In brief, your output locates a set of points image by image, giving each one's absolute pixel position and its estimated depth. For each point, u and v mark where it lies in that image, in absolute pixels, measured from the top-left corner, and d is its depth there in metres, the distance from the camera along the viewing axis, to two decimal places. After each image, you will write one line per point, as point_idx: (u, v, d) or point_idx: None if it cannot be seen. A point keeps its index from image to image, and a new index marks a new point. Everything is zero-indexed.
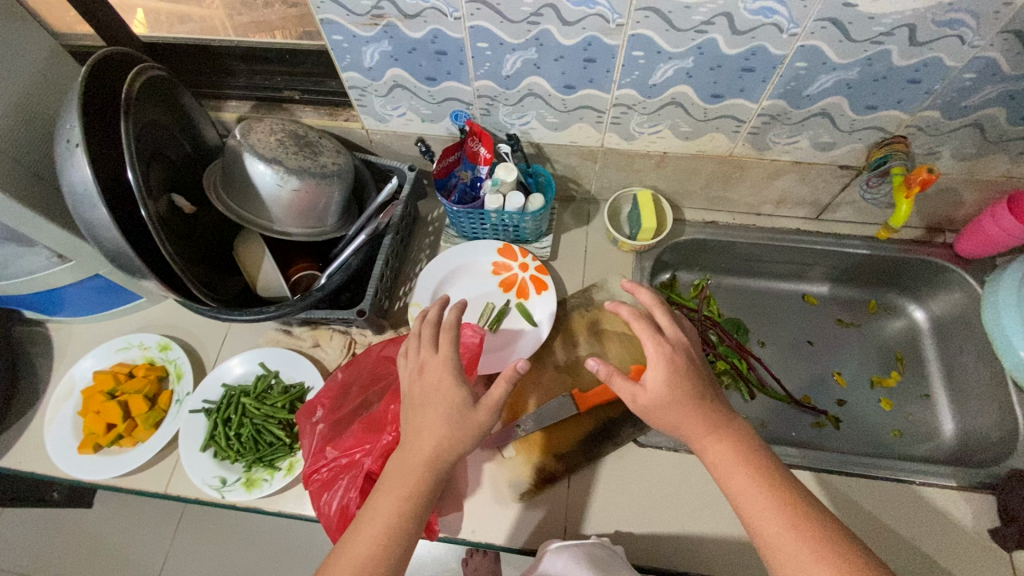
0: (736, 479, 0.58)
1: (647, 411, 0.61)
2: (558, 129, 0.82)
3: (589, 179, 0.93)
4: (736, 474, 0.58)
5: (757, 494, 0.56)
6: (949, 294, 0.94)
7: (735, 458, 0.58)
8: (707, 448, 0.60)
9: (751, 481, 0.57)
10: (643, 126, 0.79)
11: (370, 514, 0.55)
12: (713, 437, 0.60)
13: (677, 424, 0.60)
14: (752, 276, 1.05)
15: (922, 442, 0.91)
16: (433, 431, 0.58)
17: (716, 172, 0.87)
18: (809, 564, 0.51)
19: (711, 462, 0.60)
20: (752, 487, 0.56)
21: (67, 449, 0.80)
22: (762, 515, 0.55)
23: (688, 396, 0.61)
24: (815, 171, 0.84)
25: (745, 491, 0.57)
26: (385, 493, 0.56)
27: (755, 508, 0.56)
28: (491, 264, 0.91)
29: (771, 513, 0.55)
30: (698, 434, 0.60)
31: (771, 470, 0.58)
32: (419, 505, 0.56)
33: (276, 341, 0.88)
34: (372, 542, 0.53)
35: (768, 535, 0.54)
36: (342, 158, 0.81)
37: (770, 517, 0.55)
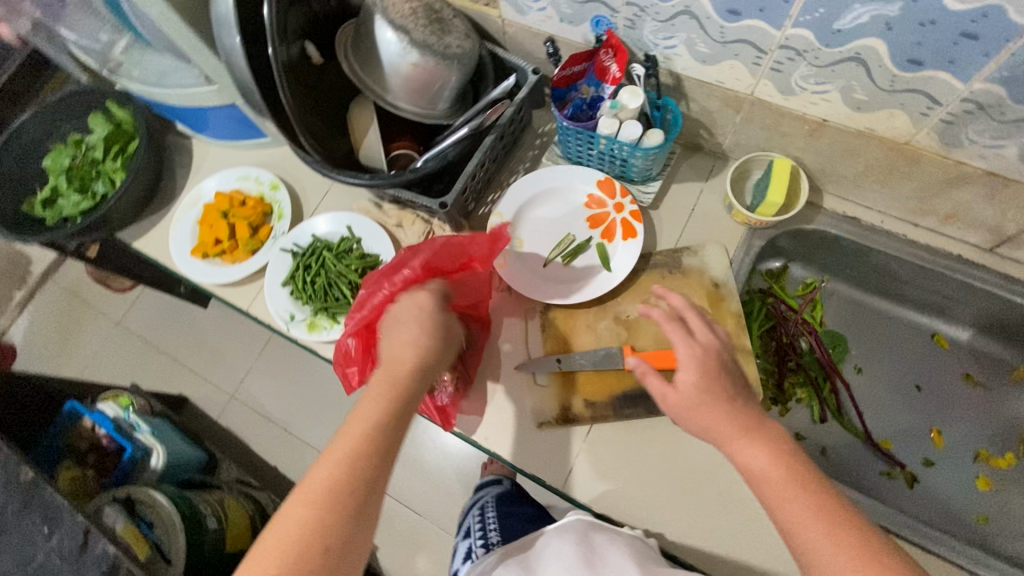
0: (777, 487, 0.51)
1: (676, 412, 0.60)
2: (706, 62, 0.72)
3: (724, 130, 0.82)
4: (775, 479, 0.52)
5: (793, 501, 0.49)
6: None
7: (771, 460, 0.52)
8: (740, 453, 0.55)
9: (790, 488, 0.50)
10: (808, 82, 0.67)
11: (359, 415, 0.57)
12: (745, 438, 0.55)
13: (706, 426, 0.58)
14: (878, 294, 0.90)
15: (1010, 538, 0.77)
16: (413, 345, 0.64)
17: (879, 159, 0.73)
18: None
19: (745, 469, 0.54)
20: (796, 497, 0.50)
21: (183, 249, 0.93)
22: (804, 526, 0.48)
23: (720, 399, 0.58)
24: (1011, 191, 0.67)
25: (787, 500, 0.50)
26: (374, 396, 0.59)
27: (795, 517, 0.49)
28: (586, 195, 0.86)
29: (812, 526, 0.48)
30: (728, 435, 0.56)
31: (817, 478, 0.51)
32: (402, 406, 0.58)
33: (366, 210, 0.92)
34: (360, 441, 0.54)
35: (813, 551, 0.47)
36: (469, 43, 0.78)
37: (811, 527, 0.47)
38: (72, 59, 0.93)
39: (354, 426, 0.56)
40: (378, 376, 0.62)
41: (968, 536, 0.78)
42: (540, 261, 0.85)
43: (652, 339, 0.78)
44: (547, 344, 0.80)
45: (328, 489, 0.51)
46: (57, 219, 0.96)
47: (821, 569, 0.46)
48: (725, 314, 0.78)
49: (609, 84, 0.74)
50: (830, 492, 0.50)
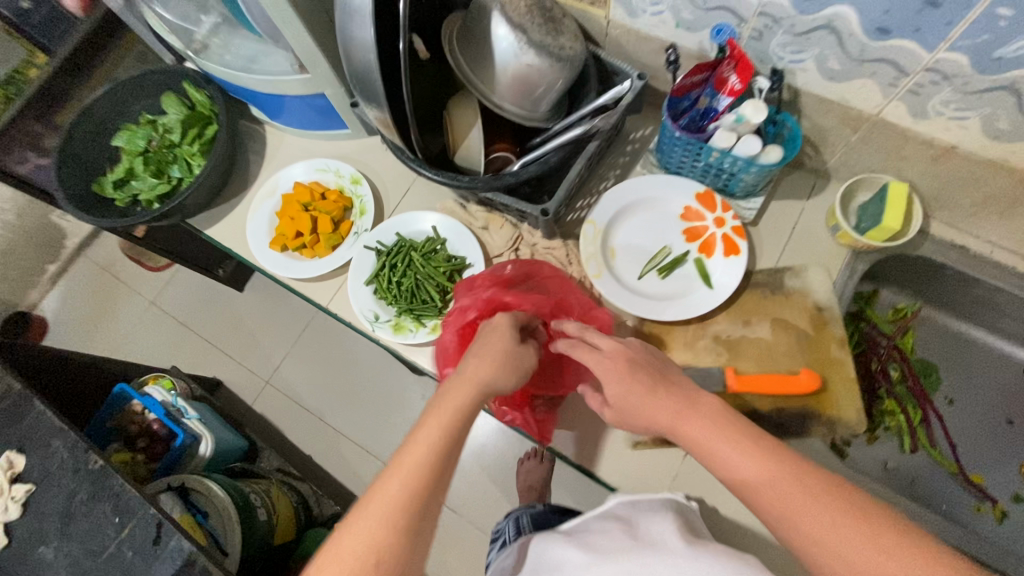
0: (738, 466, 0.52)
1: (625, 421, 0.62)
2: (833, 79, 0.69)
3: (834, 149, 0.79)
4: (743, 459, 0.52)
5: (783, 482, 0.50)
6: None
7: (747, 453, 0.52)
8: (701, 440, 0.55)
9: (750, 461, 0.52)
10: (947, 108, 0.64)
11: (421, 426, 0.55)
12: (716, 430, 0.55)
13: (691, 435, 0.56)
14: (976, 325, 0.86)
15: None
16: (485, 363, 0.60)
17: (1005, 189, 0.70)
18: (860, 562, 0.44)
19: (699, 451, 0.56)
20: (744, 464, 0.52)
21: (261, 240, 0.90)
22: (788, 506, 0.49)
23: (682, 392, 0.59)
24: None
25: (759, 480, 0.51)
26: (438, 407, 0.56)
27: (775, 502, 0.50)
28: (682, 207, 0.84)
29: (767, 490, 0.50)
30: (692, 427, 0.56)
31: (758, 444, 0.53)
32: (463, 421, 0.55)
33: (451, 210, 0.90)
34: (425, 456, 0.52)
35: (815, 532, 0.47)
36: (580, 45, 0.75)
37: (808, 512, 0.48)
38: (153, 38, 0.89)
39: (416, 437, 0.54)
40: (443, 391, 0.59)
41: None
42: (635, 274, 0.83)
43: (753, 361, 0.76)
44: None
45: (391, 505, 0.49)
46: (126, 201, 0.94)
47: (821, 548, 0.46)
48: (829, 339, 0.77)
49: (726, 96, 0.71)
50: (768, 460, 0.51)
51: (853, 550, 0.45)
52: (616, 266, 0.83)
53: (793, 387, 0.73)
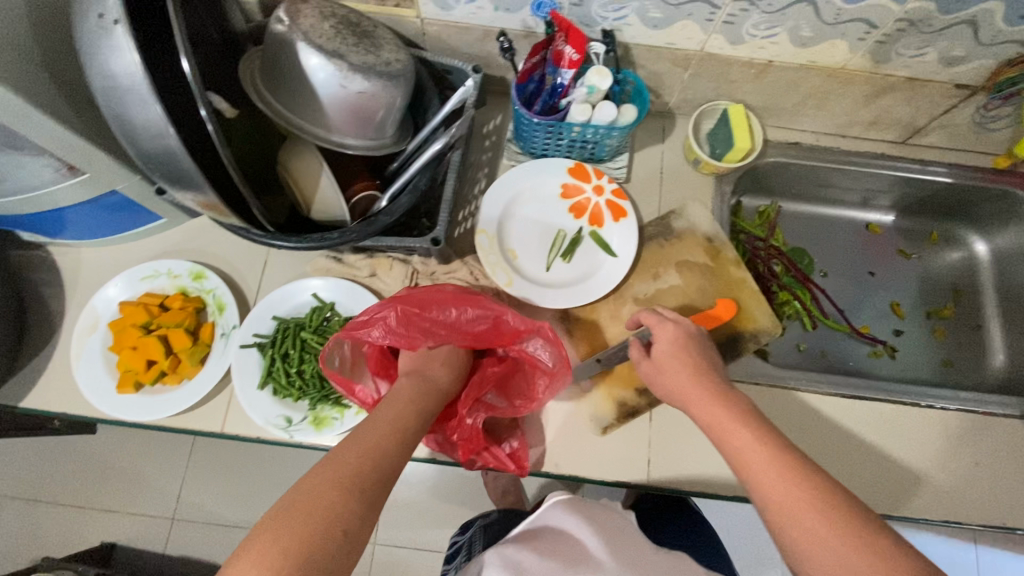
0: (758, 472, 0.53)
1: (651, 375, 0.68)
2: (657, 27, 0.71)
3: (672, 89, 0.83)
4: (765, 467, 0.53)
5: (757, 449, 0.55)
6: (1020, 228, 0.92)
7: (773, 463, 0.53)
8: (729, 438, 0.58)
9: (752, 437, 0.56)
10: (759, 29, 0.69)
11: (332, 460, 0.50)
12: (744, 433, 0.57)
13: (723, 430, 0.59)
14: (818, 203, 0.99)
15: (972, 370, 0.93)
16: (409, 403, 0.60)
17: (817, 87, 0.79)
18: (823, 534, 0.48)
19: (730, 453, 0.57)
20: (770, 477, 0.52)
21: (104, 388, 0.72)
22: (779, 490, 0.51)
23: (711, 391, 0.62)
24: (926, 90, 0.77)
25: (772, 491, 0.52)
26: (354, 442, 0.53)
27: (784, 517, 0.50)
28: (560, 186, 0.83)
29: (795, 513, 0.50)
30: (729, 425, 0.59)
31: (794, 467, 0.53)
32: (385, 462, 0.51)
33: (326, 269, 0.79)
34: (335, 486, 0.47)
35: (784, 503, 0.51)
36: (405, 53, 0.68)
37: (772, 474, 0.52)
38: None
39: (334, 460, 0.50)
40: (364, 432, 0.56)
41: (943, 380, 0.92)
42: (541, 267, 0.80)
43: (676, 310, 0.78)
44: (579, 347, 0.78)
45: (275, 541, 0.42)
46: None
47: (778, 511, 0.51)
48: (726, 264, 0.82)
49: (567, 69, 0.69)
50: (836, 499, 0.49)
51: (843, 566, 0.46)
52: (520, 265, 0.80)
53: (714, 318, 0.77)
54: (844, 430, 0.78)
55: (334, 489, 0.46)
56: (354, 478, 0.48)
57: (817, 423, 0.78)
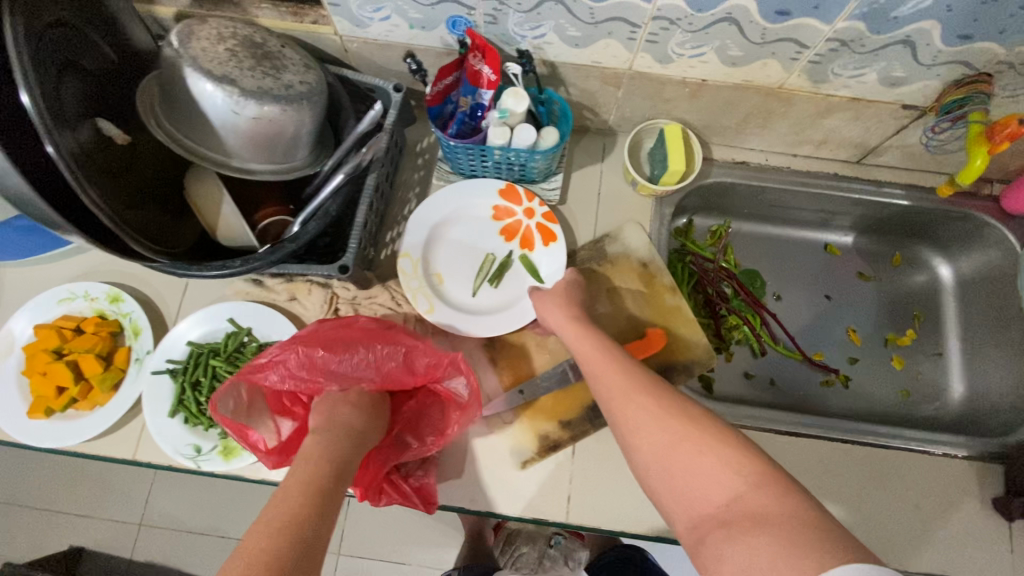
0: (631, 414, 0.55)
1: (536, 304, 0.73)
2: (579, 46, 0.67)
3: (608, 108, 0.79)
4: (637, 408, 0.55)
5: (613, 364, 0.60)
6: (982, 252, 0.87)
7: (644, 404, 0.55)
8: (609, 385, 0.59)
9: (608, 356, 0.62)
10: (685, 48, 0.66)
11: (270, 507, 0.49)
12: (620, 378, 0.59)
13: (602, 378, 0.60)
14: (773, 223, 0.95)
15: (930, 401, 0.88)
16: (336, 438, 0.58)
17: (757, 107, 0.75)
18: (650, 419, 0.53)
19: (606, 396, 0.59)
20: (640, 415, 0.54)
21: (14, 413, 0.71)
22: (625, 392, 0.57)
23: (598, 341, 0.65)
24: (872, 110, 0.72)
25: (638, 424, 0.54)
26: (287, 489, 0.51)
27: (646, 448, 0.52)
28: (491, 209, 0.81)
29: (660, 445, 0.51)
30: (608, 370, 0.60)
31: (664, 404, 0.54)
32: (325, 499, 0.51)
33: (247, 293, 0.77)
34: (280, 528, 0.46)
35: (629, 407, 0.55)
36: (313, 74, 0.65)
37: (621, 380, 0.58)
38: None
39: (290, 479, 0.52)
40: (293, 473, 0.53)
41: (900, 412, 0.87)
42: (467, 293, 0.78)
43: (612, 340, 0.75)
44: (502, 377, 0.75)
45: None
46: None
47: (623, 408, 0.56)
48: (661, 290, 0.79)
49: (486, 89, 0.67)
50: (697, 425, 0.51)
51: (668, 444, 0.51)
52: (445, 291, 0.77)
53: (642, 349, 0.73)
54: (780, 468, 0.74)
55: (279, 532, 0.46)
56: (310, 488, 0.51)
57: None
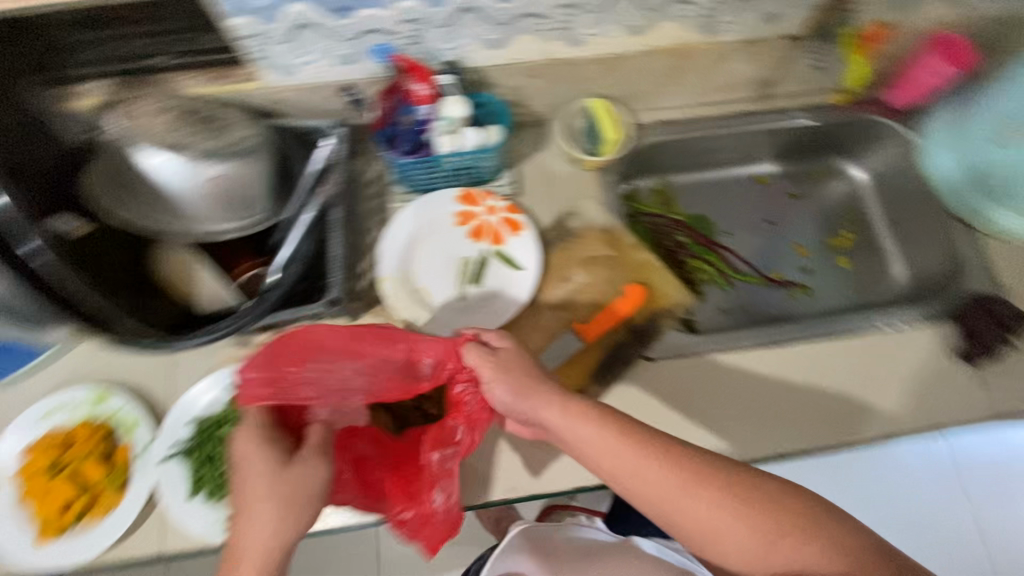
0: (715, 530, 0.52)
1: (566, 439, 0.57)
2: (497, 47, 0.73)
3: (537, 99, 0.86)
4: (727, 534, 0.51)
5: (672, 483, 0.52)
6: (882, 147, 0.99)
7: (726, 521, 0.52)
8: (662, 505, 0.53)
9: (656, 468, 0.53)
10: (592, 27, 0.73)
11: None
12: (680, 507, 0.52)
13: (655, 499, 0.53)
14: (705, 170, 1.03)
15: (880, 287, 0.98)
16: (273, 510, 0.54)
17: (665, 68, 0.83)
18: (740, 536, 0.51)
19: (658, 516, 0.54)
20: (721, 521, 0.51)
21: (18, 544, 0.66)
22: (698, 514, 0.52)
23: (612, 443, 0.55)
24: (760, 48, 0.82)
25: (711, 532, 0.52)
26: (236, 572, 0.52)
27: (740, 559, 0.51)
28: (453, 215, 0.84)
29: (754, 559, 0.51)
30: (668, 497, 0.52)
31: (738, 509, 0.51)
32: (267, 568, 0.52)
33: (237, 357, 0.76)
34: None
35: (710, 524, 0.52)
36: (258, 128, 0.67)
37: (696, 502, 0.52)
38: None
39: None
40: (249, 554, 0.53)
41: (861, 304, 0.97)
42: (454, 299, 0.80)
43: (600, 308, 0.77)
44: None
45: None
46: None
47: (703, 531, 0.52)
48: (629, 250, 0.85)
49: (424, 104, 0.72)
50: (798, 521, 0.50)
51: (750, 554, 0.51)
52: (434, 302, 0.79)
53: (626, 305, 0.79)
54: (782, 378, 0.79)
55: None
56: (264, 556, 0.53)
57: (754, 377, 0.79)
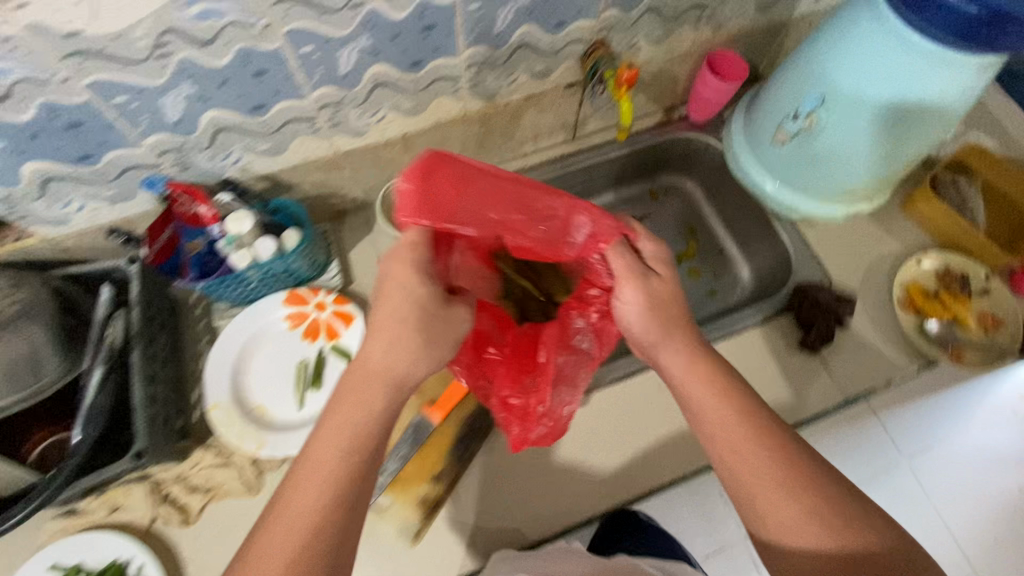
0: (791, 531, 0.48)
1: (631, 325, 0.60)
2: (277, 154, 0.73)
3: (348, 187, 0.86)
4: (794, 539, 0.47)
5: (721, 407, 0.53)
6: (702, 161, 1.03)
7: (797, 522, 0.47)
8: (752, 489, 0.50)
9: (713, 397, 0.54)
10: (366, 118, 0.73)
11: (283, 510, 0.46)
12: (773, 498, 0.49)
13: (716, 428, 0.53)
14: None
15: (731, 291, 1.01)
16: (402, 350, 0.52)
17: (464, 134, 0.85)
18: (785, 506, 0.48)
19: (716, 456, 0.53)
20: (755, 463, 0.50)
21: None
22: (741, 452, 0.51)
23: (732, 411, 0.53)
24: (547, 99, 0.85)
25: (754, 483, 0.50)
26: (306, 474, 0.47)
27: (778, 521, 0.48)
28: (282, 320, 0.82)
29: (814, 535, 0.47)
30: (733, 437, 0.52)
31: (819, 499, 0.48)
32: (343, 475, 0.47)
33: (62, 529, 0.70)
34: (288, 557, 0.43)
35: (757, 490, 0.49)
36: (23, 292, 0.63)
37: (749, 449, 0.51)
38: None
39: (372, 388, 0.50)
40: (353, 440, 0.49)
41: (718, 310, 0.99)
42: (295, 407, 0.78)
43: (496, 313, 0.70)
44: None
45: None
46: None
47: (740, 478, 0.50)
48: None
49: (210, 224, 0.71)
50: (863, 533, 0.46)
51: (796, 529, 0.47)
52: (272, 418, 0.76)
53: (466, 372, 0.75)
54: (639, 411, 0.78)
55: None
56: (331, 468, 0.47)
57: (610, 416, 0.78)
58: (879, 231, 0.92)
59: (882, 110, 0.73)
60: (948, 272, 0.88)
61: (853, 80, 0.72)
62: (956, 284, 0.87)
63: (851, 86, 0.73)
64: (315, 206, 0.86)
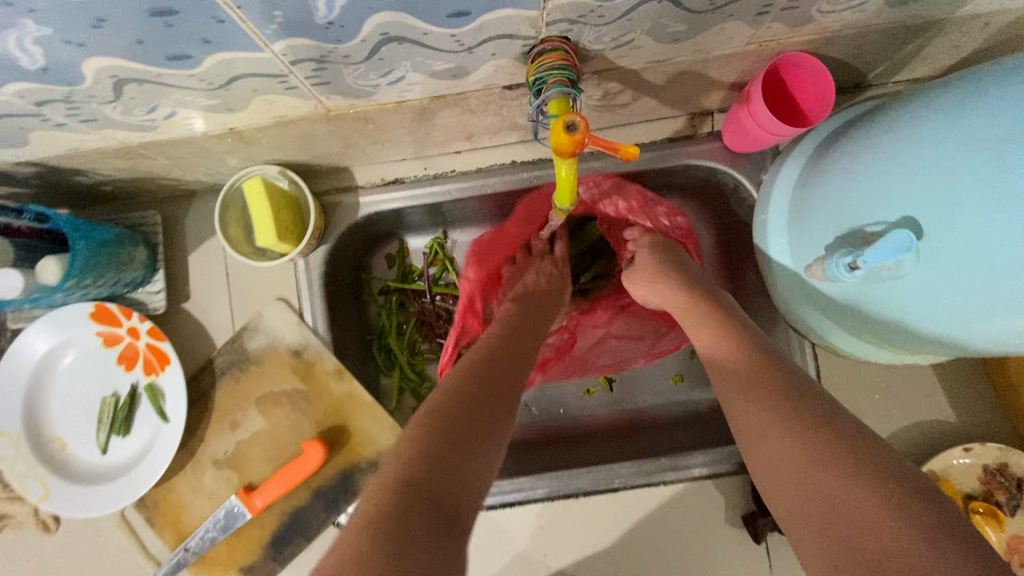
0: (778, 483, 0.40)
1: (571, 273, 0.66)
2: (18, 144, 0.48)
3: (176, 172, 0.60)
4: (777, 462, 0.40)
5: (741, 386, 0.46)
6: (727, 199, 0.68)
7: (788, 440, 0.40)
8: (756, 456, 0.43)
9: (756, 399, 0.44)
10: (141, 115, 0.45)
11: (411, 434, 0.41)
12: (760, 416, 0.43)
13: (739, 421, 0.45)
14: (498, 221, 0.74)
15: (705, 385, 0.74)
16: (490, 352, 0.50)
17: (341, 131, 0.55)
18: (780, 456, 0.40)
19: (748, 438, 0.44)
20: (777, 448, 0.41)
21: None
22: (759, 433, 0.43)
23: (755, 377, 0.45)
24: (474, 100, 0.52)
25: (761, 440, 0.42)
26: (432, 410, 0.43)
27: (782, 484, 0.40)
28: (91, 337, 0.63)
29: (790, 479, 0.39)
30: (737, 395, 0.46)
31: (799, 426, 0.40)
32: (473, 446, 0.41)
33: None
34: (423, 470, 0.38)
35: (764, 447, 0.42)
36: None
37: (749, 401, 0.44)
38: None
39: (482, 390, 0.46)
40: (447, 395, 0.45)
41: (682, 411, 0.73)
42: (96, 453, 0.64)
43: (356, 404, 0.63)
44: (165, 537, 0.63)
45: (408, 489, 0.37)
46: None
47: (765, 458, 0.42)
48: (324, 380, 0.64)
49: None
50: (866, 466, 0.36)
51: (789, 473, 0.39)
52: (70, 459, 0.63)
53: (295, 471, 0.60)
54: (497, 553, 0.64)
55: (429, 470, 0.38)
56: (467, 416, 0.43)
57: (464, 549, 0.64)
58: (923, 386, 0.63)
59: (970, 299, 0.41)
60: (999, 471, 0.60)
61: (967, 231, 0.39)
62: (1001, 491, 0.60)
63: (953, 227, 0.40)
64: (138, 187, 0.62)
